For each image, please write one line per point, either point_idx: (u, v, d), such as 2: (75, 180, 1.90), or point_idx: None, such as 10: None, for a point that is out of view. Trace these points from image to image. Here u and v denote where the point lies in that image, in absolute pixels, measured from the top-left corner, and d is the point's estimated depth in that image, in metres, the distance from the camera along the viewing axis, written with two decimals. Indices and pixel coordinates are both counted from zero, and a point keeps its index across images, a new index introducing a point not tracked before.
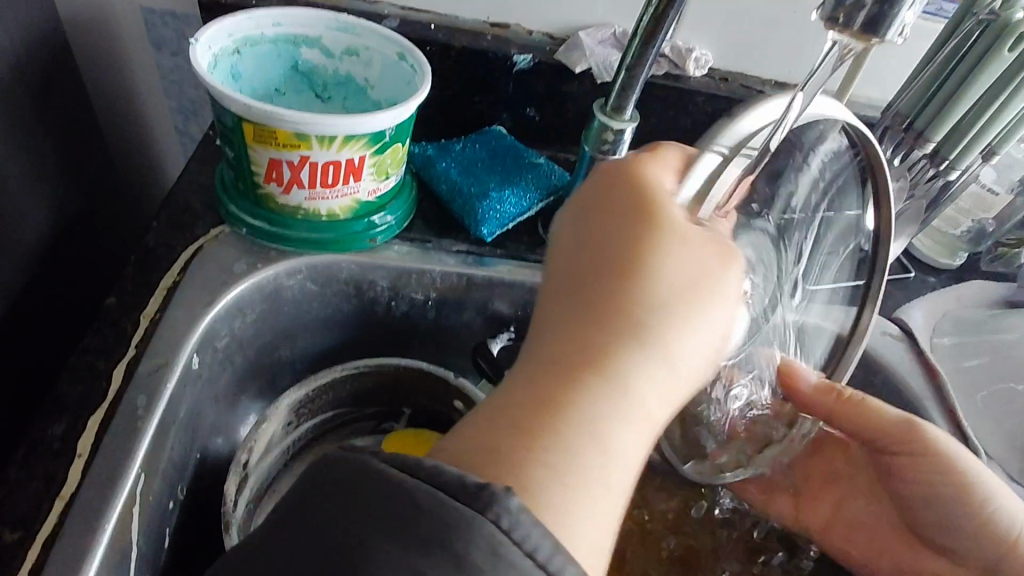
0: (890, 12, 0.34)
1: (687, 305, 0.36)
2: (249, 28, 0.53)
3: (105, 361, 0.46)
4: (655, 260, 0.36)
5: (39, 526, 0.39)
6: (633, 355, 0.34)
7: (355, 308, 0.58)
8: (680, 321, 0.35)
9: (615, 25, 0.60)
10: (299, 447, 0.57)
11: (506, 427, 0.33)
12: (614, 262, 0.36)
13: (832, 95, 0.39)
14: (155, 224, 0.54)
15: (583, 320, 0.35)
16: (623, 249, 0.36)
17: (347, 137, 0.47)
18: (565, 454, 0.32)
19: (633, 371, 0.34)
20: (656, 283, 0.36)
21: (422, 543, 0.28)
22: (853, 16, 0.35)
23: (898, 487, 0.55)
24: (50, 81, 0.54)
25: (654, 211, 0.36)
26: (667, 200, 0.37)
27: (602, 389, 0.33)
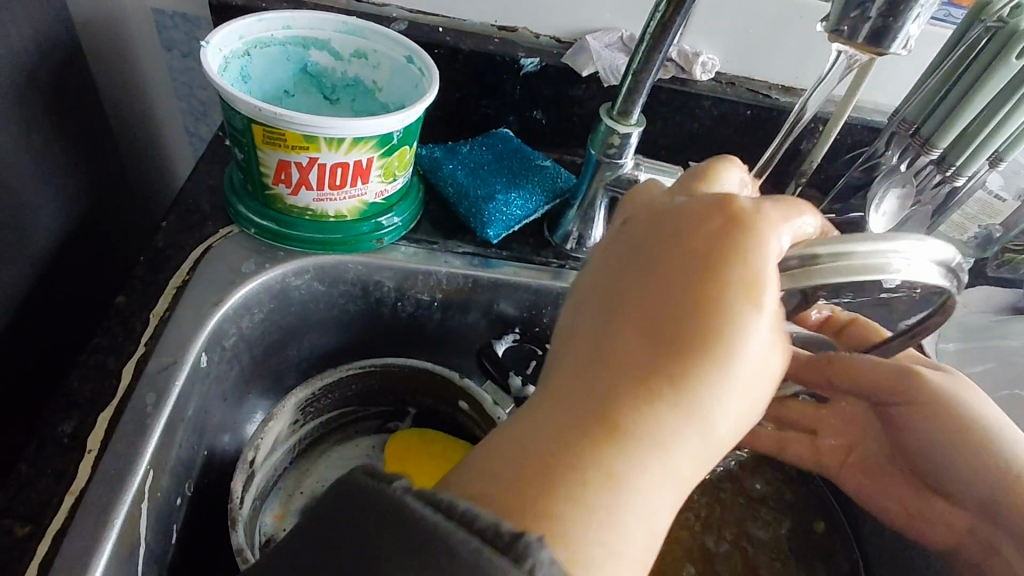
0: (895, 25, 0.37)
1: (762, 356, 0.33)
2: (260, 31, 0.54)
3: (115, 359, 0.46)
4: (740, 298, 0.32)
5: (48, 521, 0.39)
6: (702, 404, 0.32)
7: (362, 308, 0.58)
8: (752, 372, 0.32)
9: (622, 29, 0.60)
10: (305, 445, 0.58)
11: (554, 462, 0.30)
12: (693, 294, 0.32)
13: (910, 248, 0.33)
14: (165, 224, 0.55)
15: (656, 355, 0.32)
16: (705, 279, 0.32)
17: (355, 139, 0.48)
18: (611, 502, 0.30)
19: (694, 421, 0.32)
20: (737, 362, 0.32)
21: None
22: (857, 28, 0.38)
23: (901, 436, 0.49)
24: (63, 82, 0.54)
25: (742, 243, 0.33)
26: (760, 232, 0.33)
27: (653, 471, 0.31)
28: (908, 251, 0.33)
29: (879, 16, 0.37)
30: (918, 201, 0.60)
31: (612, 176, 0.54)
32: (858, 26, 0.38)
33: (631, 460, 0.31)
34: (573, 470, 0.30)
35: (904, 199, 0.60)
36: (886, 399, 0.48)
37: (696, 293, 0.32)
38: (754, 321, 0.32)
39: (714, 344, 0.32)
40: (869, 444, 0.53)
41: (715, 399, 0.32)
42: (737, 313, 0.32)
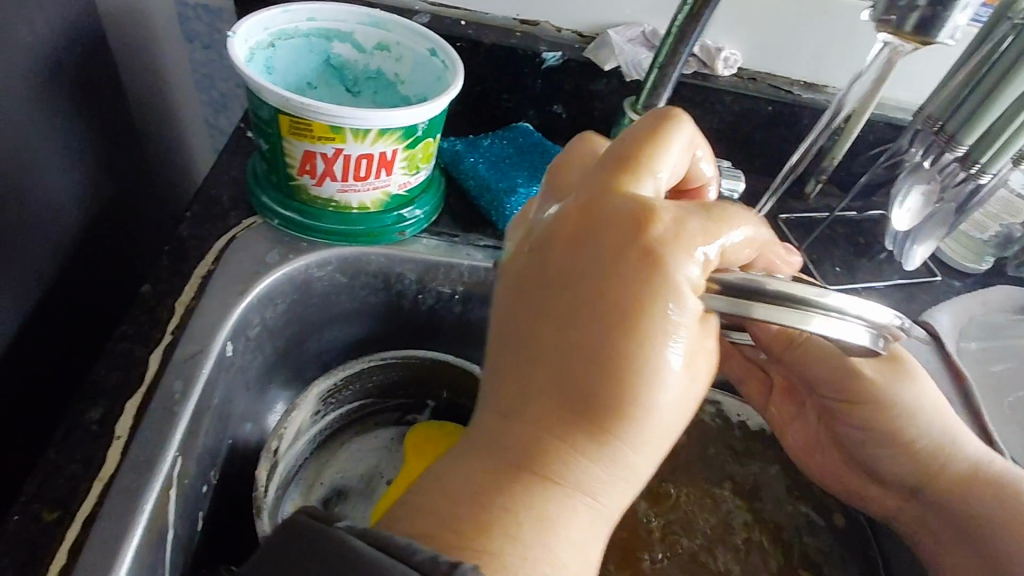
0: (943, 14, 0.38)
1: (682, 376, 0.31)
2: (284, 21, 0.54)
3: (141, 347, 0.47)
4: (645, 324, 0.30)
5: (79, 506, 0.40)
6: (617, 436, 0.30)
7: (383, 300, 0.58)
8: (671, 395, 0.31)
9: (646, 23, 0.60)
10: (324, 437, 0.58)
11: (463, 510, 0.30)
12: (601, 322, 0.30)
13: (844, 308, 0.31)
14: (188, 215, 0.55)
15: (560, 390, 0.30)
16: (610, 306, 0.30)
17: (381, 130, 0.48)
18: (529, 541, 0.29)
19: (612, 453, 0.30)
20: (654, 391, 0.30)
21: None
22: (905, 18, 0.39)
23: (842, 428, 0.51)
24: (88, 72, 0.55)
25: (649, 262, 0.30)
26: (662, 251, 0.31)
27: (577, 517, 0.30)
28: (839, 305, 0.31)
29: (927, 5, 0.38)
30: (941, 198, 0.59)
31: None
32: (907, 15, 0.39)
33: (548, 514, 0.30)
34: (495, 518, 0.29)
35: (928, 196, 0.60)
36: (832, 394, 0.50)
37: (611, 346, 0.30)
38: (673, 365, 0.30)
39: (632, 397, 0.30)
40: (812, 433, 0.55)
41: (641, 443, 0.31)
42: (654, 363, 0.30)
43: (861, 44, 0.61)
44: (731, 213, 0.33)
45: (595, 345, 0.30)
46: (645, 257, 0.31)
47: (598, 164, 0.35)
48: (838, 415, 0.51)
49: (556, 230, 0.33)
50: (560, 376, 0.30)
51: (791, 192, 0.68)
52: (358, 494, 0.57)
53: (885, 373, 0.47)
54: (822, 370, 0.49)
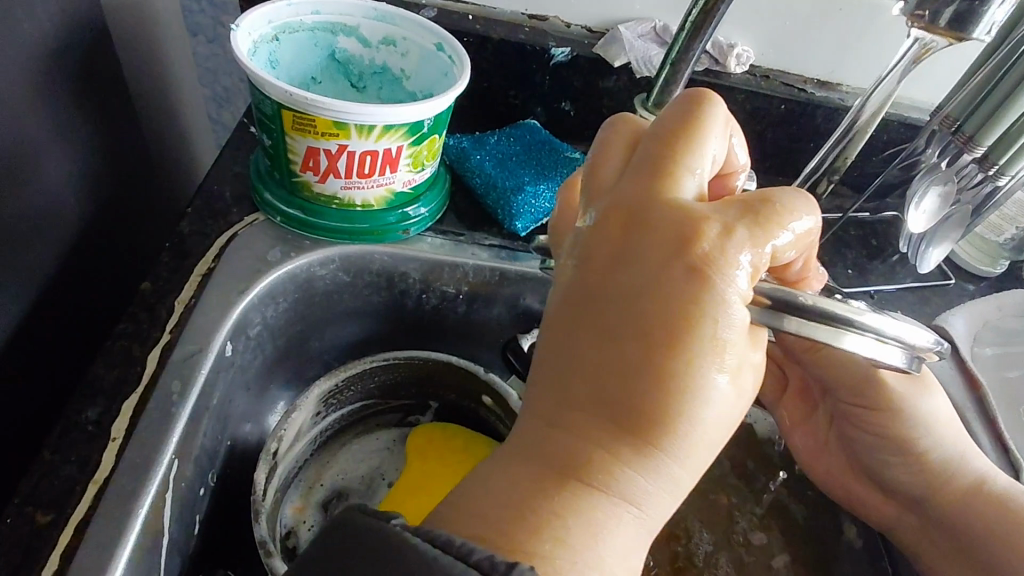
0: (980, 8, 0.34)
1: (730, 386, 0.30)
2: (289, 15, 0.53)
3: (139, 346, 0.46)
4: (700, 331, 0.29)
5: (73, 508, 0.39)
6: (665, 444, 0.29)
7: (386, 299, 0.57)
8: (719, 405, 0.30)
9: (657, 19, 0.59)
10: (326, 437, 0.57)
11: (510, 515, 0.29)
12: (652, 331, 0.29)
13: (874, 328, 0.30)
14: (189, 211, 0.54)
15: (609, 400, 0.29)
16: (661, 313, 0.29)
17: (385, 127, 0.47)
18: (575, 551, 0.28)
19: (659, 463, 0.29)
20: (702, 400, 0.29)
21: None
22: (939, 10, 0.35)
23: (845, 428, 0.51)
24: (89, 65, 0.54)
25: (701, 268, 0.29)
26: (716, 255, 0.29)
27: (621, 529, 0.29)
28: (876, 322, 0.30)
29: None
30: (957, 201, 0.58)
31: None
32: (941, 10, 0.35)
33: (589, 529, 0.29)
34: (540, 528, 0.29)
35: (945, 198, 0.58)
36: (845, 397, 0.49)
37: (653, 360, 0.29)
38: (718, 377, 0.29)
39: (676, 410, 0.29)
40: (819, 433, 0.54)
41: (685, 455, 0.30)
42: (699, 376, 0.29)
43: (877, 42, 0.59)
44: (780, 212, 0.31)
45: (638, 359, 0.29)
46: (689, 267, 0.29)
47: (638, 163, 0.32)
48: (851, 423, 0.50)
49: (594, 239, 0.32)
50: (607, 386, 0.29)
51: None
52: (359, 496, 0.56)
53: (906, 386, 0.46)
54: (843, 378, 0.48)
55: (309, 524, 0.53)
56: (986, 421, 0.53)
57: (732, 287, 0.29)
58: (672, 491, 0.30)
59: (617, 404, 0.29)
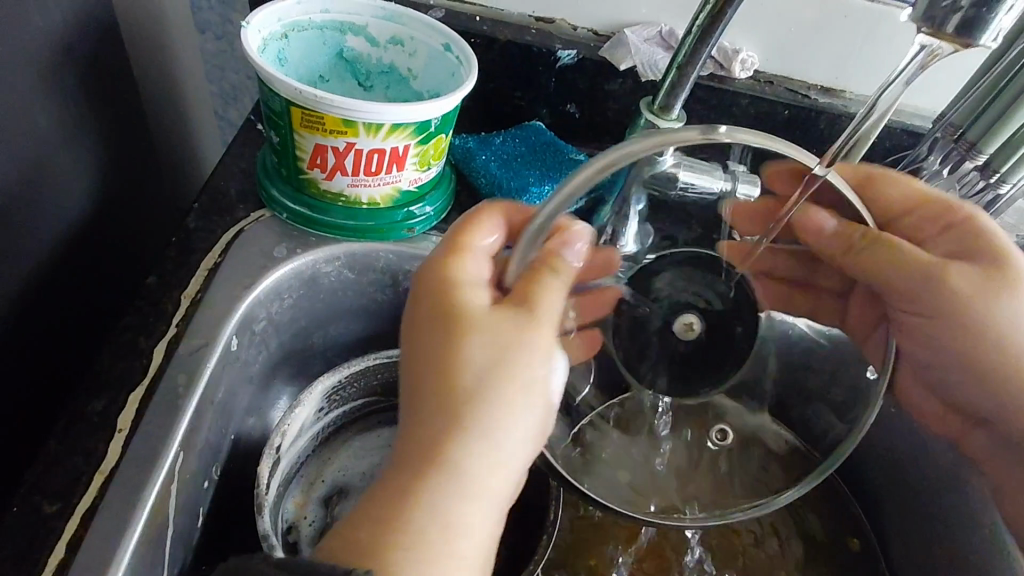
0: (989, 15, 0.30)
1: (502, 356, 0.37)
2: (298, 13, 0.54)
3: (146, 339, 0.46)
4: (463, 321, 0.37)
5: (78, 499, 0.39)
6: (460, 416, 0.36)
7: (390, 298, 0.58)
8: (497, 372, 0.37)
9: (663, 23, 0.59)
10: (327, 433, 0.57)
11: (369, 521, 0.36)
12: (431, 334, 0.38)
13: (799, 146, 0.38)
14: (196, 206, 0.54)
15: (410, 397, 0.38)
16: (433, 322, 0.38)
17: (393, 125, 0.47)
18: (414, 526, 0.35)
19: (463, 431, 0.36)
20: (474, 372, 0.37)
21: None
22: (944, 17, 0.31)
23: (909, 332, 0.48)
24: (99, 59, 0.54)
25: (454, 281, 0.38)
26: (463, 268, 0.39)
27: (450, 495, 0.36)
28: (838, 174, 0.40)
29: (973, 2, 0.30)
30: None
31: None
32: (947, 16, 0.31)
33: (431, 502, 0.36)
34: (390, 521, 0.35)
35: None
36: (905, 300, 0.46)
37: (430, 359, 0.37)
38: (483, 350, 0.37)
39: (458, 386, 0.37)
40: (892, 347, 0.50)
41: (491, 408, 0.37)
42: (473, 357, 0.37)
43: (882, 49, 0.60)
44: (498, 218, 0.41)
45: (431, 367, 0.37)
46: (444, 280, 0.38)
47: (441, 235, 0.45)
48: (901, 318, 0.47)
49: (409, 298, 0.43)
50: (410, 388, 0.38)
51: None
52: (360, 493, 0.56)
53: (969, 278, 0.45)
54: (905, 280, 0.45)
55: (310, 520, 0.54)
56: None
57: (477, 283, 0.39)
58: (488, 450, 0.37)
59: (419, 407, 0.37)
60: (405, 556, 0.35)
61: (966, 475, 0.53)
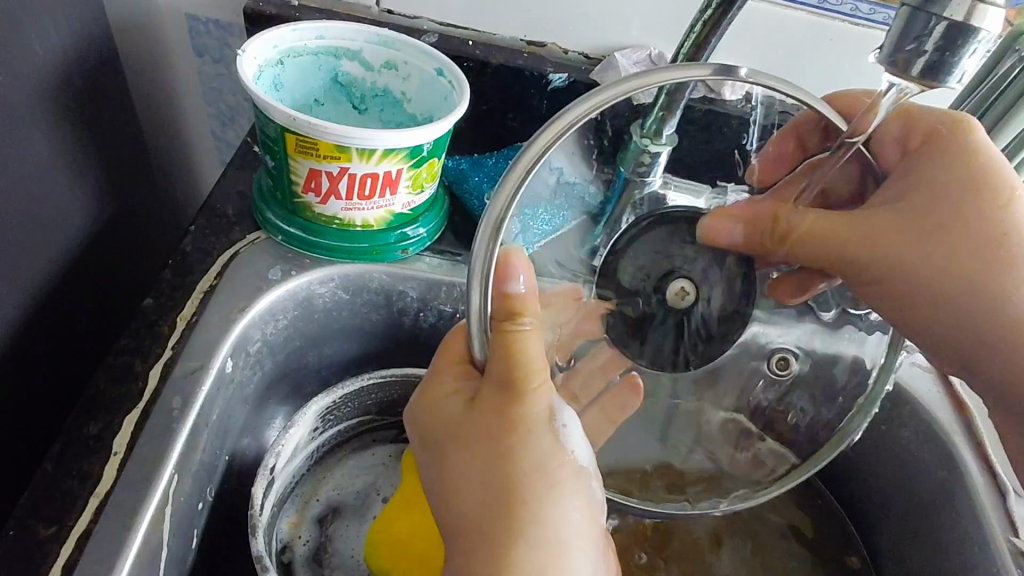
0: (952, 59, 0.31)
1: (504, 448, 0.37)
2: (293, 40, 0.55)
3: (141, 362, 0.47)
4: (461, 437, 0.38)
5: (73, 523, 0.40)
6: (506, 517, 0.37)
7: (385, 318, 0.58)
8: (509, 465, 0.37)
9: (652, 46, 0.61)
10: (322, 453, 0.58)
11: None
12: (443, 460, 0.39)
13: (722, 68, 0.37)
14: (192, 229, 0.55)
15: (459, 527, 0.38)
16: (443, 452, 0.39)
17: (386, 150, 0.48)
18: None
19: (517, 533, 0.36)
20: (496, 478, 0.37)
21: None
22: (910, 61, 0.32)
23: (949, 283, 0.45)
24: (98, 85, 0.55)
25: (438, 405, 0.39)
26: (441, 385, 0.39)
27: None
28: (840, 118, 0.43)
29: (936, 48, 0.31)
30: None
31: None
32: (911, 60, 0.32)
33: None
34: None
35: None
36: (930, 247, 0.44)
37: (452, 484, 0.38)
38: (491, 451, 0.37)
39: (486, 494, 0.37)
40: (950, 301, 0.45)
41: (518, 511, 0.37)
42: (485, 464, 0.37)
43: (867, 70, 0.61)
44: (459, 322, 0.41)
45: (460, 498, 0.38)
46: (428, 408, 0.40)
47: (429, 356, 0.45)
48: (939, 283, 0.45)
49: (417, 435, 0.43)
50: (454, 517, 0.38)
51: None
52: (354, 511, 0.56)
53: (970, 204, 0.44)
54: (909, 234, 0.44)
55: (304, 539, 0.54)
56: (973, 445, 0.55)
57: (460, 394, 0.39)
58: (547, 533, 0.37)
59: (460, 543, 0.38)
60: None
61: (954, 492, 0.53)
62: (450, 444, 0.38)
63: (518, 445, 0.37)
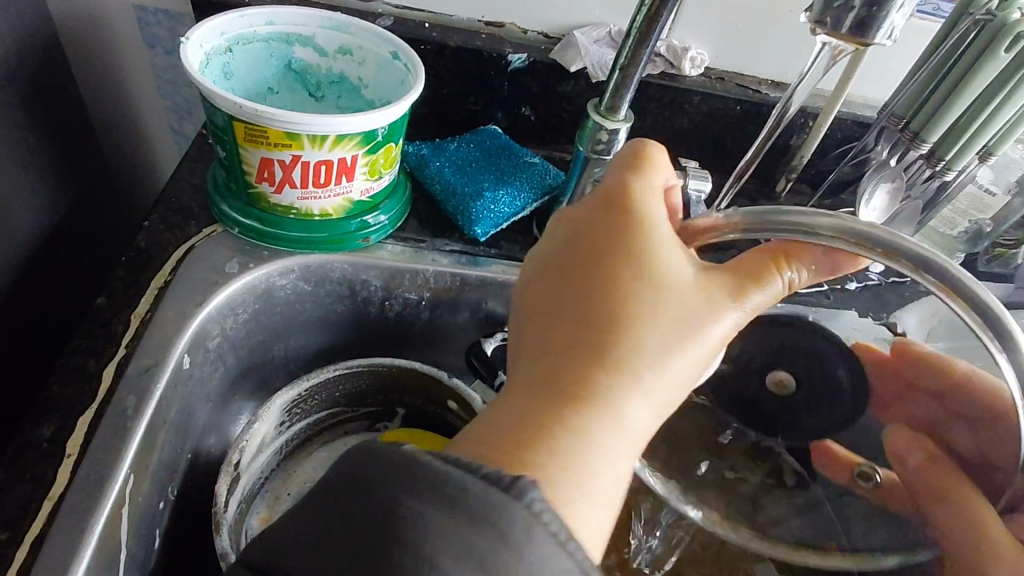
0: (879, 14, 0.35)
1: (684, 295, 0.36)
2: (242, 26, 0.53)
3: (96, 362, 0.46)
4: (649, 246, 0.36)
5: (26, 527, 0.39)
6: (647, 348, 0.34)
7: (349, 308, 0.57)
8: (675, 313, 0.35)
9: (611, 24, 0.60)
10: (291, 446, 0.57)
11: (532, 444, 0.32)
12: (617, 254, 0.36)
13: (637, 78, 0.48)
14: (147, 224, 0.54)
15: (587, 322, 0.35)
16: (619, 243, 0.36)
17: (339, 136, 0.47)
18: (579, 465, 0.32)
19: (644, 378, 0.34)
20: (663, 311, 0.35)
21: (469, 518, 0.29)
22: (841, 18, 0.36)
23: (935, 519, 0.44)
24: (42, 79, 0.53)
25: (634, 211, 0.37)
26: (646, 201, 0.38)
27: (617, 436, 0.34)
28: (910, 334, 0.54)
29: (864, 4, 0.35)
30: (908, 196, 0.59)
31: (600, 172, 0.53)
32: (843, 17, 0.36)
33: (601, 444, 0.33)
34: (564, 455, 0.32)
35: (893, 194, 0.60)
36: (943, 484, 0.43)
37: (619, 277, 0.35)
38: (671, 282, 0.36)
39: (641, 316, 0.35)
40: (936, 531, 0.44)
41: (654, 354, 0.35)
42: (662, 291, 0.35)
43: None
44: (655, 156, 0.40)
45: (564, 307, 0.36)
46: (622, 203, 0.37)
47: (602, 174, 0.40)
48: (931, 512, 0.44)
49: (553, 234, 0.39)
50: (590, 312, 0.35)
51: (761, 190, 0.66)
52: None
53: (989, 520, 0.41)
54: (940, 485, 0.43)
55: None
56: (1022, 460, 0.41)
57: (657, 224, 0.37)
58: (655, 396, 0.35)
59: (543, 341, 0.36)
60: (554, 475, 0.32)
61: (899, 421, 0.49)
62: (582, 249, 0.37)
63: (673, 293, 0.36)
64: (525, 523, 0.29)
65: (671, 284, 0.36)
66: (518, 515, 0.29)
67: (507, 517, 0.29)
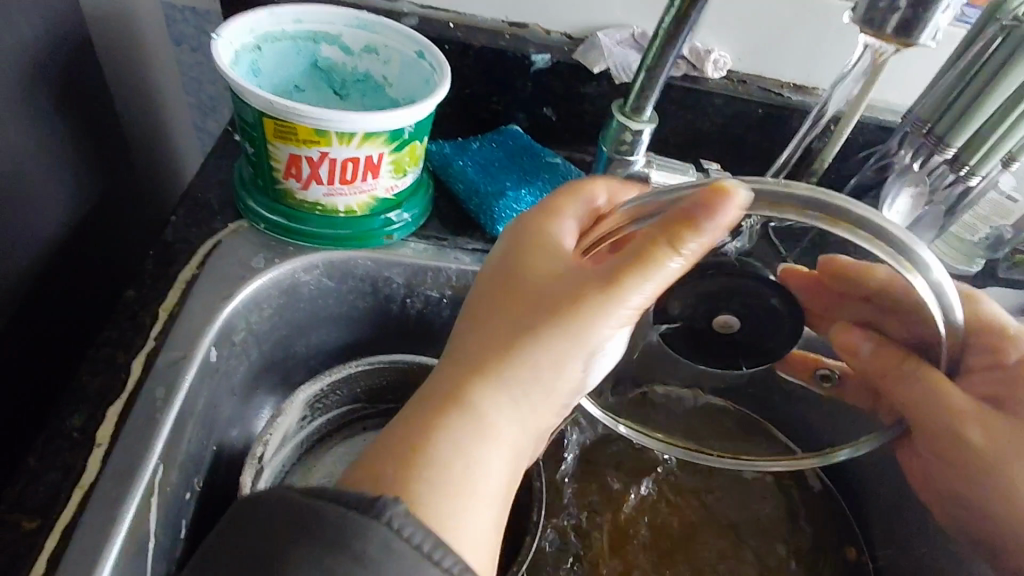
0: (924, 16, 0.36)
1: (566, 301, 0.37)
2: (271, 24, 0.54)
3: (125, 354, 0.46)
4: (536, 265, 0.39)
5: (58, 515, 0.39)
6: (522, 358, 0.37)
7: (371, 305, 0.58)
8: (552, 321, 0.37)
9: (634, 25, 0.60)
10: (313, 441, 0.58)
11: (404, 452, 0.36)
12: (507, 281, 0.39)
13: (662, 76, 0.48)
14: (174, 219, 0.54)
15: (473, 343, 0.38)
16: (509, 270, 0.39)
17: (367, 134, 0.47)
18: (443, 474, 0.35)
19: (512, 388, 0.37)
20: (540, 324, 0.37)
21: (328, 544, 0.31)
22: (886, 18, 0.36)
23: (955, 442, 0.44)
24: (73, 75, 0.54)
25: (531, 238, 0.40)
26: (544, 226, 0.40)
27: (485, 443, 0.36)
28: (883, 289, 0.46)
29: (908, 6, 0.36)
30: (932, 200, 0.59)
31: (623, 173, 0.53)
32: (887, 17, 0.36)
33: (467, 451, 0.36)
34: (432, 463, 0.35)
35: (917, 198, 0.60)
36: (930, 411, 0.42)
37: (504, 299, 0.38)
38: (550, 291, 0.38)
39: (519, 329, 0.37)
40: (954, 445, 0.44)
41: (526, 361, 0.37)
42: (540, 302, 0.37)
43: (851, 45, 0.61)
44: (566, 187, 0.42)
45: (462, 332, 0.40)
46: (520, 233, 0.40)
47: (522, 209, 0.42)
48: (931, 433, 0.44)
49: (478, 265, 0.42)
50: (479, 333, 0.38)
51: None
52: None
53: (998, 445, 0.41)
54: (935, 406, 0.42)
55: None
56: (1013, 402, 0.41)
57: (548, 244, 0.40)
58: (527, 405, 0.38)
59: (435, 367, 0.40)
60: (424, 486, 0.35)
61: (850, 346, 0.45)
62: (486, 279, 0.40)
63: (549, 300, 0.37)
64: (383, 539, 0.31)
65: (549, 293, 0.37)
66: (373, 533, 0.31)
67: (363, 537, 0.31)
